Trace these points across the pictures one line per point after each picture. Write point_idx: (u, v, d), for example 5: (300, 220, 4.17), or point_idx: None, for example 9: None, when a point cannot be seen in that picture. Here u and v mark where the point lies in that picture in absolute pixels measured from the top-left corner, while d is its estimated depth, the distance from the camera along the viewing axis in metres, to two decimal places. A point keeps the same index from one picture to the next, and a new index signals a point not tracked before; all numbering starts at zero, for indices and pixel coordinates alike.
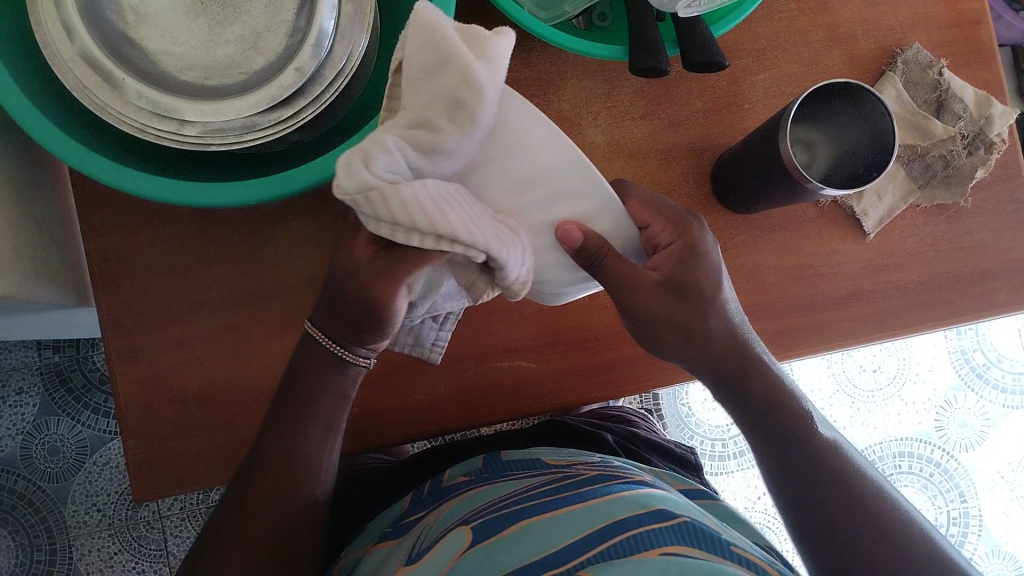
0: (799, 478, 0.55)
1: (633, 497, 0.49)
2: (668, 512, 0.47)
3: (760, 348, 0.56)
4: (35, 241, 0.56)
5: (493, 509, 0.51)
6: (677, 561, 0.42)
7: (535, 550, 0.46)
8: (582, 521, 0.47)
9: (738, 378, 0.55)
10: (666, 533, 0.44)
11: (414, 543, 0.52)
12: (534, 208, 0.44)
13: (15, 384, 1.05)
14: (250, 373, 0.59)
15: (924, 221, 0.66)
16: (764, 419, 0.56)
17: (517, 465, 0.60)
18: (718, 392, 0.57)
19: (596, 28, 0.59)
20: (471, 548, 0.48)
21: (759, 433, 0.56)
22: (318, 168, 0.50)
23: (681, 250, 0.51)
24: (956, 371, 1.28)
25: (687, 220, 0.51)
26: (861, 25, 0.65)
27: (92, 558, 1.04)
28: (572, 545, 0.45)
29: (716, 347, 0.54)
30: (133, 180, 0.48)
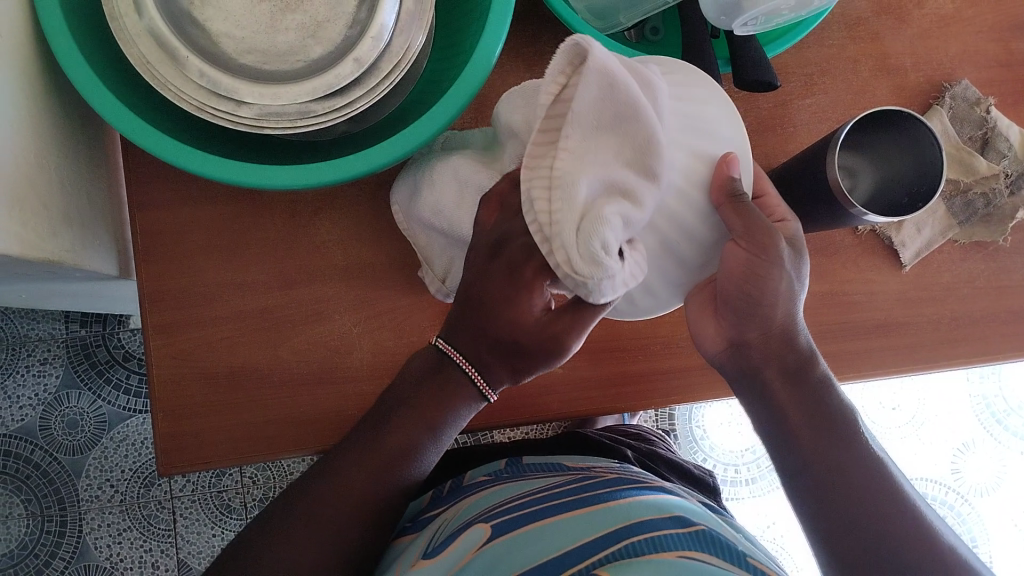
0: (838, 493, 0.49)
1: (652, 502, 0.48)
2: (687, 518, 0.47)
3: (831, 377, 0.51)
4: (85, 209, 0.57)
5: (510, 508, 0.51)
6: (694, 564, 0.41)
7: (551, 549, 0.46)
8: (600, 521, 0.47)
9: (793, 375, 0.50)
10: (683, 538, 0.44)
11: (431, 537, 0.52)
12: (677, 131, 0.41)
13: (40, 354, 1.06)
14: (280, 356, 0.60)
15: (961, 256, 0.66)
16: (813, 423, 0.50)
17: (535, 467, 0.60)
18: (762, 387, 0.51)
19: (647, 41, 0.60)
20: (489, 542, 0.48)
21: (807, 441, 0.50)
22: (369, 158, 0.51)
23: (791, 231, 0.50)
24: (978, 417, 1.26)
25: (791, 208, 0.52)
26: (910, 57, 0.65)
27: (101, 533, 1.05)
28: (587, 542, 0.45)
29: (786, 354, 0.50)
30: (192, 160, 0.49)
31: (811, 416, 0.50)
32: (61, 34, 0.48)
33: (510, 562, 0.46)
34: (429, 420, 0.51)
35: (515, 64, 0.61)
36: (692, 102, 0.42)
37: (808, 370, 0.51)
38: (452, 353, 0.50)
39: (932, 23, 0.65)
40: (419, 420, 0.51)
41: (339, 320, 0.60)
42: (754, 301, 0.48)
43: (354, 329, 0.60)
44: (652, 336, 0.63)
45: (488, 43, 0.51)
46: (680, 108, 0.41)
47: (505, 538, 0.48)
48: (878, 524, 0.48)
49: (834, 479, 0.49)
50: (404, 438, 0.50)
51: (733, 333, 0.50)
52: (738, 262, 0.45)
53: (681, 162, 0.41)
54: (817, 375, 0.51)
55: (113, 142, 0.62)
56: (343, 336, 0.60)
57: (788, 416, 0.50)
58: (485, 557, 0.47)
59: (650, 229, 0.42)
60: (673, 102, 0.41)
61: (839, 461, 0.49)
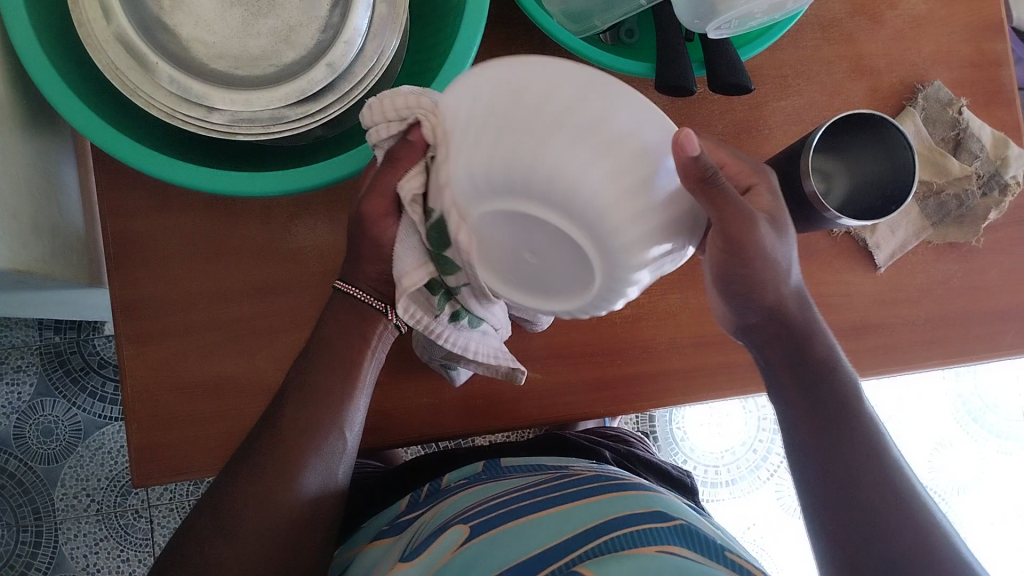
0: (849, 486, 0.48)
1: (630, 499, 0.48)
2: (667, 513, 0.46)
3: (822, 348, 0.51)
4: (56, 217, 0.57)
5: (488, 508, 0.51)
6: (674, 558, 0.40)
7: (531, 547, 0.45)
8: (578, 519, 0.47)
9: (789, 351, 0.50)
10: (665, 533, 0.43)
11: (409, 541, 0.51)
12: (557, 142, 0.31)
13: (13, 362, 1.05)
14: (258, 366, 0.59)
15: (935, 258, 0.66)
16: (815, 406, 0.51)
17: (517, 469, 0.59)
18: (768, 371, 0.52)
19: (623, 44, 0.60)
20: (468, 540, 0.47)
21: (805, 426, 0.51)
22: (301, 176, 0.50)
23: (766, 193, 0.46)
24: (954, 416, 1.27)
25: (762, 166, 0.47)
26: (884, 59, 0.66)
27: (77, 543, 1.04)
28: (566, 540, 0.45)
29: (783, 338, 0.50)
30: (161, 168, 0.48)
31: (817, 402, 0.51)
32: (28, 40, 0.47)
33: (489, 560, 0.45)
34: (338, 365, 0.50)
35: None
36: (560, 113, 0.31)
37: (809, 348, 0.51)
38: (347, 287, 0.50)
39: (905, 25, 0.66)
40: (329, 374, 0.50)
41: None
42: (745, 294, 0.47)
43: None
44: (630, 340, 0.63)
45: (461, 47, 0.50)
46: (545, 118, 0.32)
47: (483, 536, 0.47)
48: (885, 521, 0.46)
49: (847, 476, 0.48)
50: (314, 406, 0.49)
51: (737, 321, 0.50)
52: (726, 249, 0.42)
53: (578, 158, 0.31)
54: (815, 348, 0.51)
55: (85, 147, 0.61)
56: None
57: (793, 403, 0.51)
58: (463, 556, 0.46)
59: (614, 245, 0.33)
60: (534, 107, 0.32)
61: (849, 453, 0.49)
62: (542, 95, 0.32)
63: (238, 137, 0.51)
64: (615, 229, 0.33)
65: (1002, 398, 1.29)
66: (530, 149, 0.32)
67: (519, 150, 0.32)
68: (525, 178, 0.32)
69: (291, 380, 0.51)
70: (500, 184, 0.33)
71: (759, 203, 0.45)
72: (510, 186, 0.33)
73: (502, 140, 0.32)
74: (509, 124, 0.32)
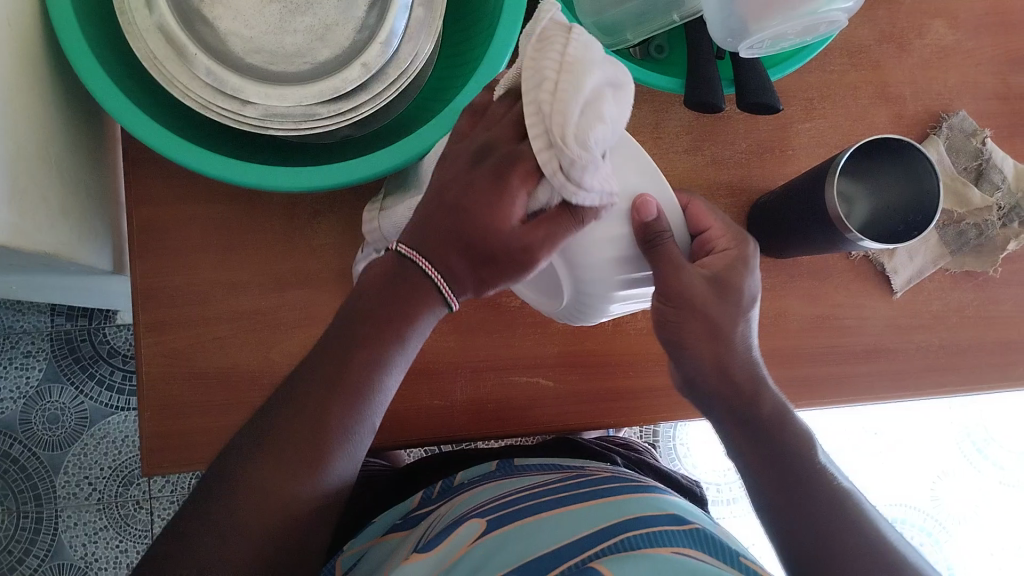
0: (813, 532, 0.49)
1: (645, 500, 0.48)
2: (683, 516, 0.46)
3: (775, 399, 0.53)
4: (84, 203, 0.57)
5: (503, 503, 0.51)
6: (689, 560, 0.41)
7: (546, 543, 0.45)
8: (594, 518, 0.47)
9: (740, 412, 0.52)
10: (680, 536, 0.44)
11: (423, 533, 0.51)
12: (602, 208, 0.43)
13: (23, 347, 1.05)
14: (273, 360, 0.59)
15: (952, 286, 0.67)
16: (771, 457, 0.52)
17: (530, 467, 0.60)
18: (720, 425, 0.53)
19: (653, 59, 0.60)
20: (484, 534, 0.47)
21: (767, 476, 0.52)
22: (330, 174, 0.51)
23: (732, 258, 0.50)
24: (958, 447, 1.27)
25: (743, 236, 0.51)
26: (909, 86, 0.66)
27: (77, 531, 1.04)
28: (582, 538, 0.45)
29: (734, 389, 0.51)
30: (194, 157, 0.49)
31: (772, 454, 0.52)
32: (70, 27, 0.47)
33: (505, 554, 0.45)
34: (393, 343, 0.44)
35: None
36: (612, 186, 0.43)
37: (759, 408, 0.52)
38: (414, 255, 0.42)
39: (932, 54, 0.66)
40: (371, 355, 0.43)
41: None
42: (679, 340, 0.50)
43: None
44: (645, 353, 0.63)
45: (495, 55, 0.51)
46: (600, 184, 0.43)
47: (499, 531, 0.47)
48: (858, 566, 0.47)
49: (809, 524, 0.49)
50: (354, 379, 0.43)
51: (685, 374, 0.52)
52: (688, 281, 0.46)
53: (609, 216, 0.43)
54: (768, 406, 0.52)
55: (115, 136, 0.62)
56: None
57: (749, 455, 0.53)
58: (478, 548, 0.46)
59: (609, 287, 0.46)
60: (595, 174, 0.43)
61: (810, 501, 0.50)
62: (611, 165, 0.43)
63: (270, 131, 0.51)
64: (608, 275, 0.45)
65: (1007, 432, 1.29)
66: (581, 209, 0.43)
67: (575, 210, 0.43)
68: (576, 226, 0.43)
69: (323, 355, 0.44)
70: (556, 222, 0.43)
71: (716, 263, 0.49)
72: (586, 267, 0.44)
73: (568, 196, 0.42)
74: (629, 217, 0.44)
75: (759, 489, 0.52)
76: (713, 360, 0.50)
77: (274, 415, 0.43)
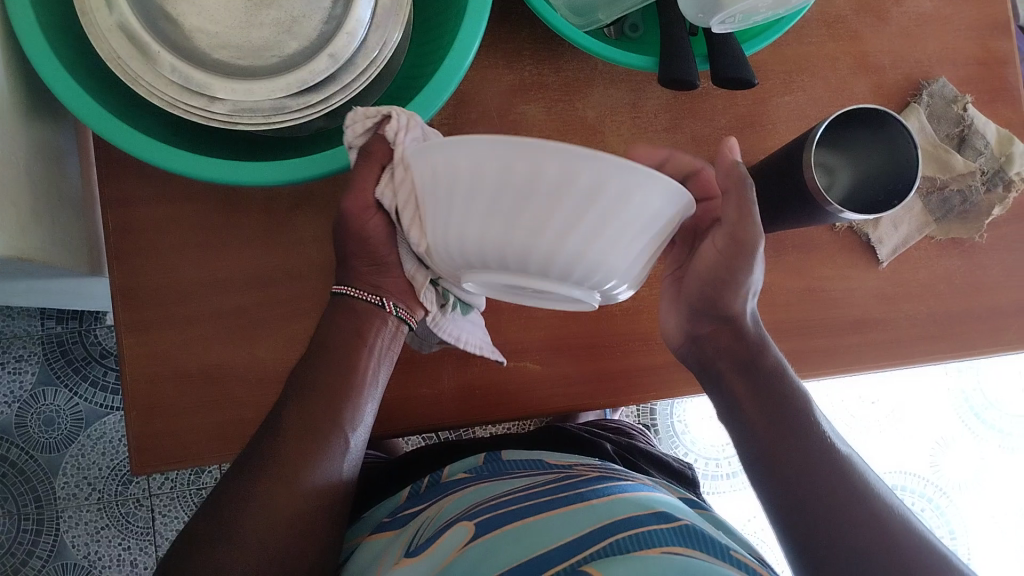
0: (804, 486, 0.50)
1: (633, 499, 0.48)
2: (671, 516, 0.46)
3: (776, 356, 0.55)
4: (59, 207, 0.57)
5: (491, 507, 0.50)
6: (680, 558, 0.40)
7: (534, 549, 0.45)
8: (583, 518, 0.47)
9: (742, 365, 0.54)
10: (667, 533, 0.43)
11: (412, 537, 0.51)
12: (529, 224, 0.36)
13: (15, 351, 1.05)
14: (258, 356, 0.59)
15: (939, 254, 0.66)
16: (765, 409, 0.53)
17: (517, 466, 0.59)
18: (722, 378, 0.56)
19: (627, 38, 0.60)
20: (474, 540, 0.47)
21: (762, 431, 0.53)
22: (301, 167, 0.50)
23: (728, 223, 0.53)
24: (955, 414, 1.27)
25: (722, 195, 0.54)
26: (888, 55, 0.65)
27: (79, 532, 1.04)
28: (571, 542, 0.45)
29: (737, 349, 0.54)
30: (170, 159, 0.49)
31: (766, 405, 0.53)
32: (30, 30, 0.47)
33: (495, 561, 0.45)
34: (347, 370, 0.51)
35: (494, 61, 0.60)
36: (536, 195, 0.35)
37: (762, 359, 0.54)
38: (350, 289, 0.52)
39: (910, 21, 0.66)
40: (332, 376, 0.51)
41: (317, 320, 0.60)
42: (714, 296, 0.53)
43: None
44: (631, 335, 0.63)
45: (462, 40, 0.50)
46: (509, 197, 0.35)
47: (489, 536, 0.47)
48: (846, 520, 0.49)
49: (798, 486, 0.51)
50: (316, 411, 0.50)
51: (693, 325, 0.56)
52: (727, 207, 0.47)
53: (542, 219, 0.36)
54: (770, 362, 0.54)
55: (87, 137, 0.61)
56: None
57: (750, 405, 0.54)
58: (469, 556, 0.46)
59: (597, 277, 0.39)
60: (497, 186, 0.35)
61: (799, 461, 0.51)
62: (514, 174, 0.34)
63: (239, 127, 0.51)
64: (588, 263, 0.38)
65: (1004, 396, 1.29)
66: (505, 233, 0.37)
67: (503, 232, 0.37)
68: (511, 240, 0.37)
69: (292, 385, 0.51)
70: (487, 242, 0.38)
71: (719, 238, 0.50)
72: (489, 253, 0.39)
73: (488, 222, 0.37)
74: (498, 206, 0.36)
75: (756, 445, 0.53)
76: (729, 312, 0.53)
77: (265, 438, 0.50)
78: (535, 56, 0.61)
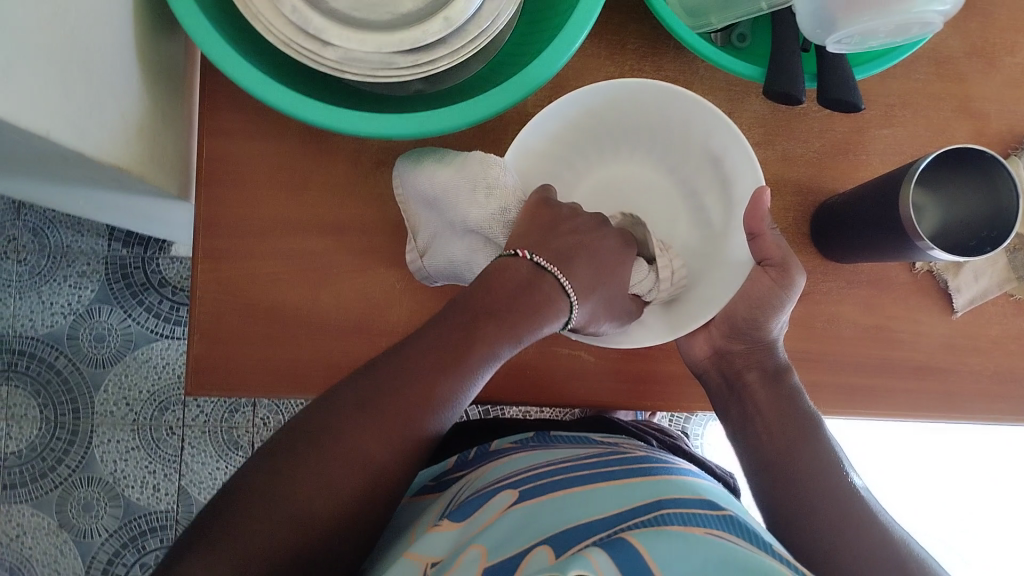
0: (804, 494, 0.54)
1: (678, 483, 0.48)
2: (715, 502, 0.46)
3: (794, 378, 0.59)
4: (159, 128, 0.58)
5: (535, 475, 0.51)
6: (722, 541, 0.40)
7: (581, 513, 0.45)
8: (626, 497, 0.47)
9: (768, 376, 0.58)
10: (711, 518, 0.43)
11: (452, 499, 0.52)
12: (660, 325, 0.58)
13: (79, 266, 1.08)
14: (323, 302, 0.60)
15: (1014, 312, 0.64)
16: (782, 420, 0.57)
17: (566, 440, 0.60)
18: (743, 391, 0.59)
19: (734, 47, 0.59)
20: (516, 503, 0.48)
21: (773, 436, 0.57)
22: (401, 125, 0.51)
23: (771, 276, 0.55)
24: (991, 484, 1.23)
25: (787, 266, 0.55)
26: (995, 103, 0.64)
27: (110, 448, 1.07)
28: (612, 515, 0.45)
29: (765, 360, 0.59)
30: (277, 95, 0.50)
31: (782, 419, 0.57)
32: None
33: (536, 523, 0.45)
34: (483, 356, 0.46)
35: (597, 49, 0.61)
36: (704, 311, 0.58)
37: (783, 378, 0.59)
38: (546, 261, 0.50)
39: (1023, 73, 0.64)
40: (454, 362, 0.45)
41: (385, 275, 0.61)
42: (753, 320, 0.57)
43: (399, 286, 0.61)
44: None
45: (575, 24, 0.51)
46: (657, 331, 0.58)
47: (532, 502, 0.47)
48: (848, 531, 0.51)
49: (808, 511, 0.53)
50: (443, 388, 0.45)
51: (710, 343, 0.60)
52: (760, 285, 0.55)
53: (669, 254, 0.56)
54: (791, 384, 0.58)
55: (194, 66, 0.63)
56: (388, 292, 0.61)
57: (765, 415, 0.58)
58: (510, 517, 0.46)
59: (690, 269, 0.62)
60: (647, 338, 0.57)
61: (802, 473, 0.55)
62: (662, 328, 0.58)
63: (345, 76, 0.52)
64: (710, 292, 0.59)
65: None
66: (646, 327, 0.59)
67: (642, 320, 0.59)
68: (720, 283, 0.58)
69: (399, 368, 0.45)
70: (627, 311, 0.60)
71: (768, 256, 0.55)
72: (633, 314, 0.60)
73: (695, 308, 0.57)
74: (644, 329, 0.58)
75: (759, 451, 0.57)
76: (763, 338, 0.58)
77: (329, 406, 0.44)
78: (638, 51, 0.61)
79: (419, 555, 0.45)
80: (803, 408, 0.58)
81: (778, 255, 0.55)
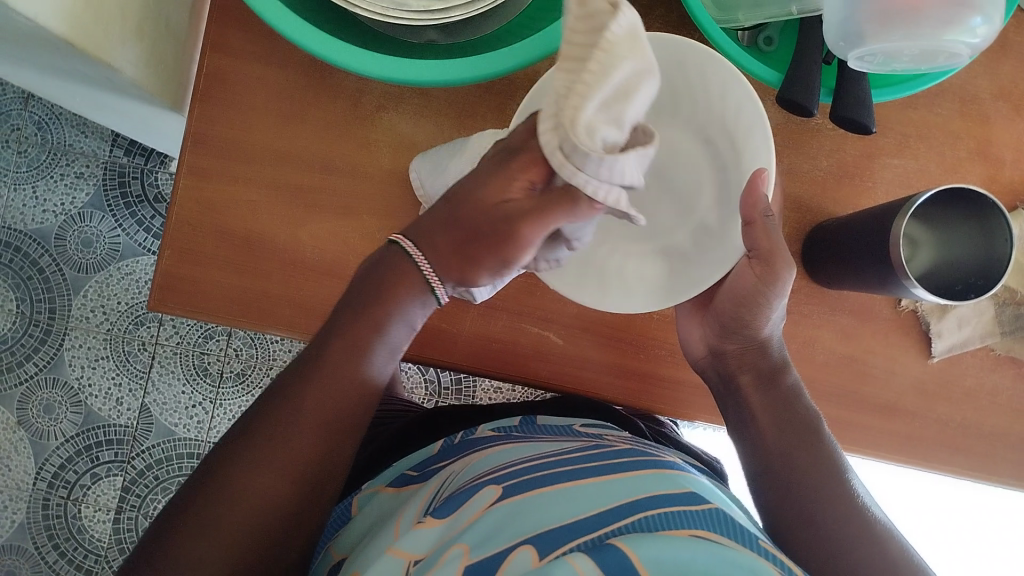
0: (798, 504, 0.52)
1: (666, 477, 0.47)
2: (702, 496, 0.45)
3: (792, 377, 0.56)
4: (163, 34, 0.57)
5: (519, 471, 0.50)
6: (709, 541, 0.39)
7: (564, 511, 0.44)
8: (613, 491, 0.45)
9: (761, 377, 0.56)
10: (697, 515, 0.42)
11: (436, 495, 0.51)
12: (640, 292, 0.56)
13: (77, 168, 1.07)
14: (298, 239, 0.59)
15: (992, 367, 0.63)
16: (781, 423, 0.54)
17: (548, 430, 0.60)
18: (739, 394, 0.56)
19: (759, 50, 0.58)
20: (500, 501, 0.46)
21: (771, 439, 0.54)
22: (405, 69, 0.50)
23: (755, 272, 0.52)
24: None
25: (776, 259, 0.51)
26: (1012, 153, 0.62)
27: (78, 353, 1.07)
28: (597, 512, 0.43)
29: (759, 360, 0.56)
30: (287, 21, 0.49)
31: (782, 423, 0.54)
32: None
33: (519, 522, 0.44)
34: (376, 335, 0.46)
35: None
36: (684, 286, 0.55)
37: (780, 378, 0.56)
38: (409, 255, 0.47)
39: None
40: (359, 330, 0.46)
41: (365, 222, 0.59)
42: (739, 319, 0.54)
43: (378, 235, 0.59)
44: (659, 339, 0.62)
45: None
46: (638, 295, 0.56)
47: (515, 497, 0.46)
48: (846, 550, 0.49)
49: (796, 525, 0.52)
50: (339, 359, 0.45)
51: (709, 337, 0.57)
52: (746, 280, 0.52)
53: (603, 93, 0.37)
54: (788, 384, 0.55)
55: None
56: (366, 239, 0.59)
57: (760, 419, 0.55)
58: (493, 515, 0.45)
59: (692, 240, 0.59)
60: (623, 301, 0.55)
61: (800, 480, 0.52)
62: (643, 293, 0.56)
63: (355, 10, 0.50)
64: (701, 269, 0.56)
65: None
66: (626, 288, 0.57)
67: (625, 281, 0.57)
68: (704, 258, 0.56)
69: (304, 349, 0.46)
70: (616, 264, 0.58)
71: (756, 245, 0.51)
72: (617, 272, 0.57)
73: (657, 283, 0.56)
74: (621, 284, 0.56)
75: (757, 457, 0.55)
76: (756, 337, 0.55)
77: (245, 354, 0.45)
78: None
79: (403, 552, 0.45)
80: (804, 410, 0.55)
81: (765, 244, 0.51)
